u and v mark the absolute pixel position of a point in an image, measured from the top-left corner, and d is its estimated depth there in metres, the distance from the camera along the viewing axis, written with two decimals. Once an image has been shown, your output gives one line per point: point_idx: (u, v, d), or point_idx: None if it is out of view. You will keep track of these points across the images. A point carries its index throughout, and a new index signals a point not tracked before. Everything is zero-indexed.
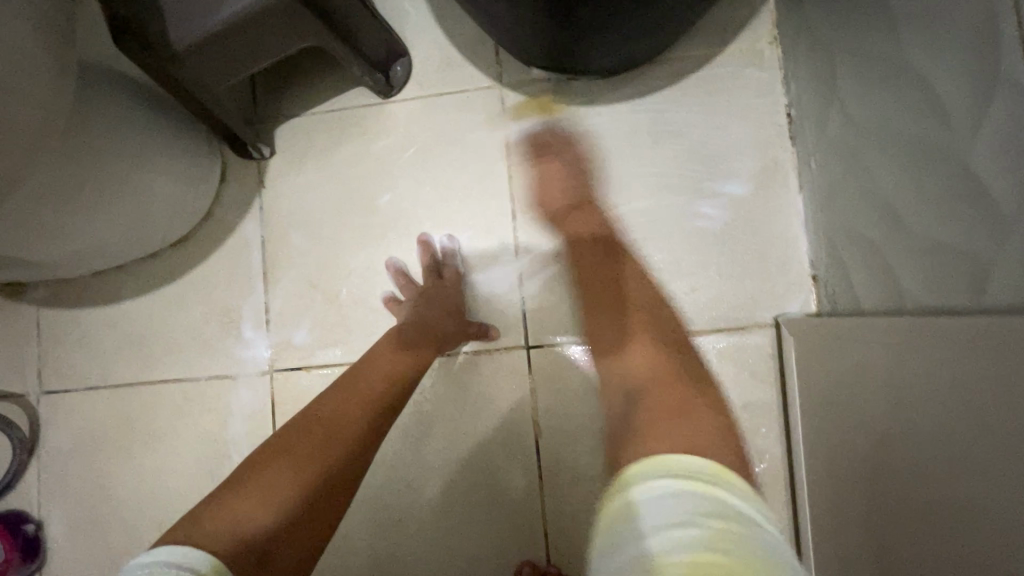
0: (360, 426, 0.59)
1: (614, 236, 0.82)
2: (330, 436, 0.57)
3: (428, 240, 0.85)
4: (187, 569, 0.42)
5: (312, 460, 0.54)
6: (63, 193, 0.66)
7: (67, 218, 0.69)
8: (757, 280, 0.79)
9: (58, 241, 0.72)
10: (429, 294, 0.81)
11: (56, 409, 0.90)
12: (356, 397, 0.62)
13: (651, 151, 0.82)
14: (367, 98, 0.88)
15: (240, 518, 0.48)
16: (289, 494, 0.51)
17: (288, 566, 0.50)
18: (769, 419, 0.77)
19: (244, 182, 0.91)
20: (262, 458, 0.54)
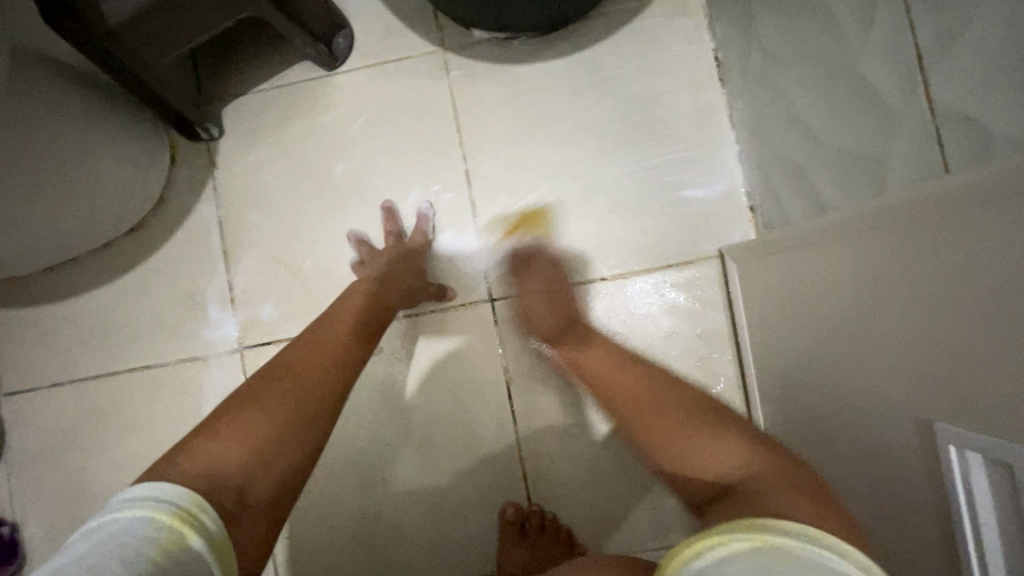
0: (330, 374, 0.59)
1: (566, 186, 0.86)
2: (300, 383, 0.56)
3: (393, 208, 0.86)
4: (165, 504, 0.42)
5: (284, 405, 0.53)
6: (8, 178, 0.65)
7: (17, 206, 0.69)
8: (700, 216, 0.84)
9: (8, 231, 0.71)
10: (390, 255, 0.81)
11: (20, 409, 0.89)
12: (321, 348, 0.61)
13: (593, 103, 0.86)
14: (313, 72, 0.89)
15: (213, 458, 0.47)
16: (262, 435, 0.51)
17: (270, 504, 0.49)
18: (722, 344, 0.83)
19: (195, 165, 0.91)
20: (231, 403, 0.53)
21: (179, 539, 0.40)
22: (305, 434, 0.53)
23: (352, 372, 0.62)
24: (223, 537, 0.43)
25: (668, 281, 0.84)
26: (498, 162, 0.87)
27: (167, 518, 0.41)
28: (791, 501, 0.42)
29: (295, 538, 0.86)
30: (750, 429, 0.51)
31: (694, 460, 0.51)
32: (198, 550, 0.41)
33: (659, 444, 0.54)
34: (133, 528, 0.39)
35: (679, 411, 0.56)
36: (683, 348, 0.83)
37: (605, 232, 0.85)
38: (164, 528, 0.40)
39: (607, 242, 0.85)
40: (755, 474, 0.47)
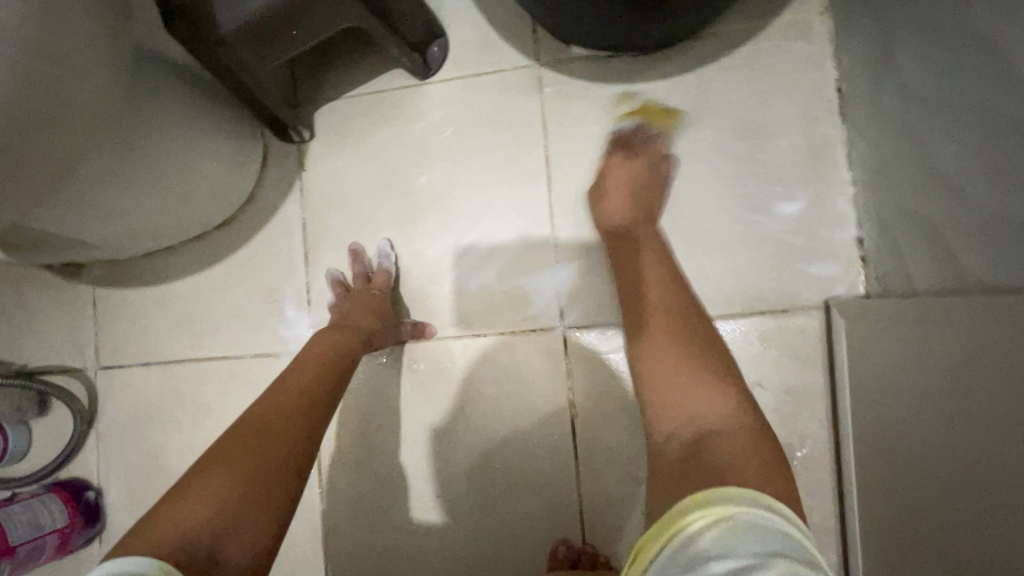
0: (297, 430, 0.62)
1: (653, 215, 0.80)
2: (263, 438, 0.59)
3: (360, 250, 0.87)
4: (133, 574, 0.44)
5: (247, 464, 0.56)
6: (125, 174, 0.68)
7: (118, 200, 0.71)
8: (802, 261, 0.76)
9: (116, 219, 0.75)
10: (353, 302, 0.83)
11: (112, 383, 0.95)
12: (285, 403, 0.64)
13: (693, 129, 0.80)
14: (405, 81, 0.89)
15: (180, 524, 0.50)
16: (228, 495, 0.54)
17: (240, 560, 0.52)
18: (815, 403, 0.75)
19: (284, 165, 0.92)
20: (199, 465, 0.56)
21: None
22: (269, 494, 0.55)
23: (318, 416, 0.65)
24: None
25: (757, 328, 0.77)
26: (582, 184, 0.83)
27: None
28: (738, 465, 0.48)
29: (348, 541, 0.87)
30: (748, 390, 0.57)
31: (692, 405, 0.56)
32: None
33: (671, 394, 0.58)
34: None
35: (676, 349, 0.61)
36: (767, 402, 0.76)
37: (693, 269, 0.79)
38: None
39: (692, 278, 0.79)
40: (743, 433, 0.52)
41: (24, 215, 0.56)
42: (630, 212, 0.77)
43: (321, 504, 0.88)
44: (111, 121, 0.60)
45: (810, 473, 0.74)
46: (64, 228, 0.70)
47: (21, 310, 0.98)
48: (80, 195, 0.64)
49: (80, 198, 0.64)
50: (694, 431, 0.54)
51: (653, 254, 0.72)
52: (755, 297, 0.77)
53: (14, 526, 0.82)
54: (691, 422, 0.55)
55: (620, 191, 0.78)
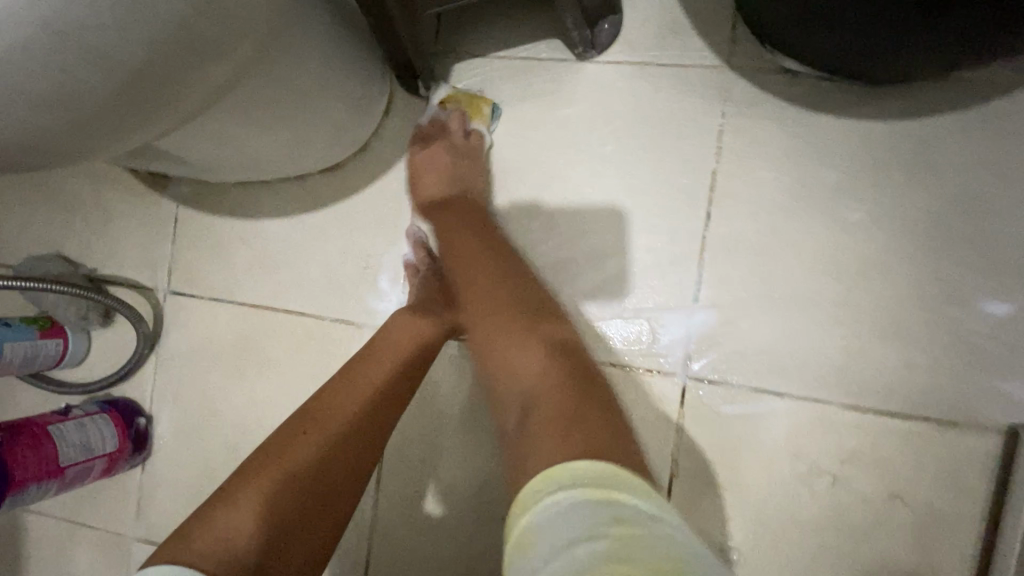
0: (354, 430, 0.58)
1: (823, 275, 0.69)
2: (321, 438, 0.56)
3: None
4: None
5: (301, 469, 0.54)
6: (243, 108, 0.59)
7: (240, 129, 0.62)
8: (992, 375, 0.64)
9: (223, 148, 0.66)
10: (440, 275, 0.76)
11: (180, 311, 0.89)
12: (346, 397, 0.61)
13: (899, 187, 0.67)
14: (561, 54, 0.77)
15: (233, 530, 0.49)
16: (286, 501, 0.52)
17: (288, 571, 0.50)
18: (962, 536, 0.65)
19: (408, 118, 0.82)
20: (252, 462, 0.54)
21: None
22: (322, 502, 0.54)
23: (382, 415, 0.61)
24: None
25: (917, 435, 0.66)
26: (747, 219, 0.71)
27: None
28: (557, 458, 0.47)
29: (395, 538, 0.81)
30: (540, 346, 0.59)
31: (517, 368, 0.57)
32: None
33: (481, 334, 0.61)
34: None
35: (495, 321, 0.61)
36: (906, 521, 0.66)
37: (857, 348, 0.68)
38: None
39: (851, 359, 0.68)
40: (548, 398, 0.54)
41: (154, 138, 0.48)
42: (449, 188, 0.73)
43: (374, 492, 0.82)
44: (263, 50, 0.51)
45: None
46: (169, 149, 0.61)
47: (100, 211, 0.92)
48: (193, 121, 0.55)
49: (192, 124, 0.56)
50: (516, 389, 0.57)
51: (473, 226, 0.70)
52: (922, 398, 0.66)
53: (67, 446, 0.77)
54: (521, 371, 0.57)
55: (443, 162, 0.74)
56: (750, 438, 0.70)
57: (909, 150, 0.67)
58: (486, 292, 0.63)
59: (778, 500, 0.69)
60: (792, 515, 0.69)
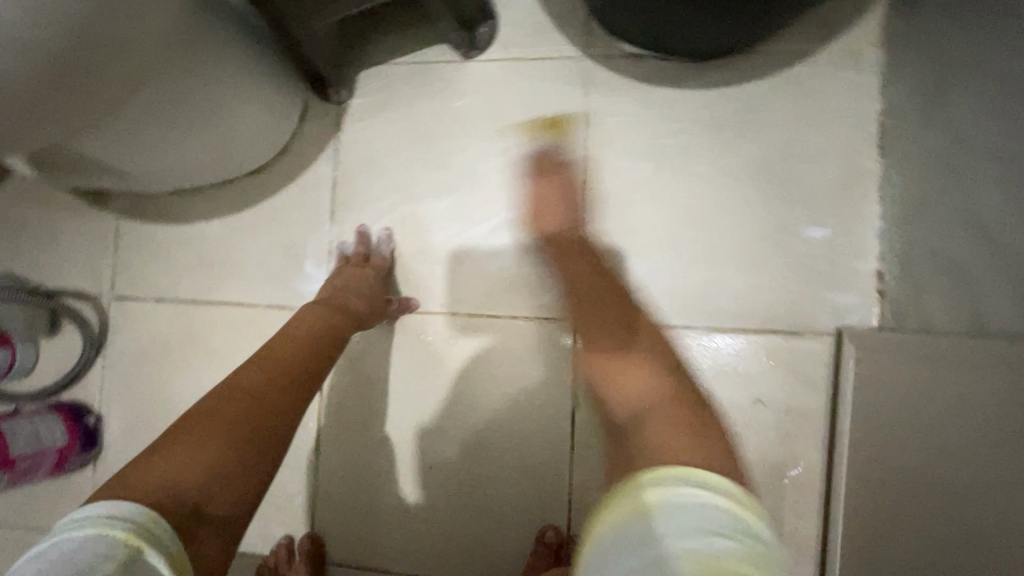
0: (284, 396, 0.61)
1: (679, 222, 0.82)
2: (255, 401, 0.58)
3: (366, 232, 0.88)
4: (120, 522, 0.44)
5: (236, 425, 0.55)
6: (162, 113, 0.69)
7: (163, 135, 0.73)
8: (819, 288, 0.77)
9: (151, 153, 0.75)
10: (347, 275, 0.84)
11: (124, 314, 0.96)
12: (274, 368, 0.63)
13: (731, 141, 0.81)
14: (449, 56, 0.89)
15: (171, 480, 0.49)
16: (222, 456, 0.53)
17: (224, 519, 0.51)
18: (811, 426, 0.76)
19: (322, 122, 0.93)
20: (188, 421, 0.55)
21: (133, 551, 0.43)
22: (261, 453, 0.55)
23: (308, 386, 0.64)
24: (178, 549, 0.46)
25: (766, 346, 0.78)
26: (614, 181, 0.84)
27: (123, 533, 0.43)
28: (675, 439, 0.49)
29: (337, 493, 0.90)
30: (658, 368, 0.57)
31: (624, 379, 0.56)
32: (153, 562, 0.43)
33: (614, 369, 0.58)
34: (85, 545, 0.42)
35: (609, 337, 0.61)
36: (765, 420, 0.78)
37: (713, 279, 0.80)
38: (120, 544, 0.43)
39: (708, 288, 0.80)
40: (659, 402, 0.53)
41: (71, 133, 0.58)
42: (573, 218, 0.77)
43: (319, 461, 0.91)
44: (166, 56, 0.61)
45: (798, 494, 0.76)
46: (100, 155, 0.71)
47: (43, 230, 0.99)
48: (115, 125, 0.65)
49: (116, 126, 0.66)
50: (619, 413, 0.56)
51: (587, 255, 0.73)
52: (768, 315, 0.78)
53: (18, 437, 0.87)
54: (625, 398, 0.56)
55: (553, 189, 0.78)
56: None
57: (733, 111, 0.81)
58: (649, 325, 0.62)
59: None
60: None
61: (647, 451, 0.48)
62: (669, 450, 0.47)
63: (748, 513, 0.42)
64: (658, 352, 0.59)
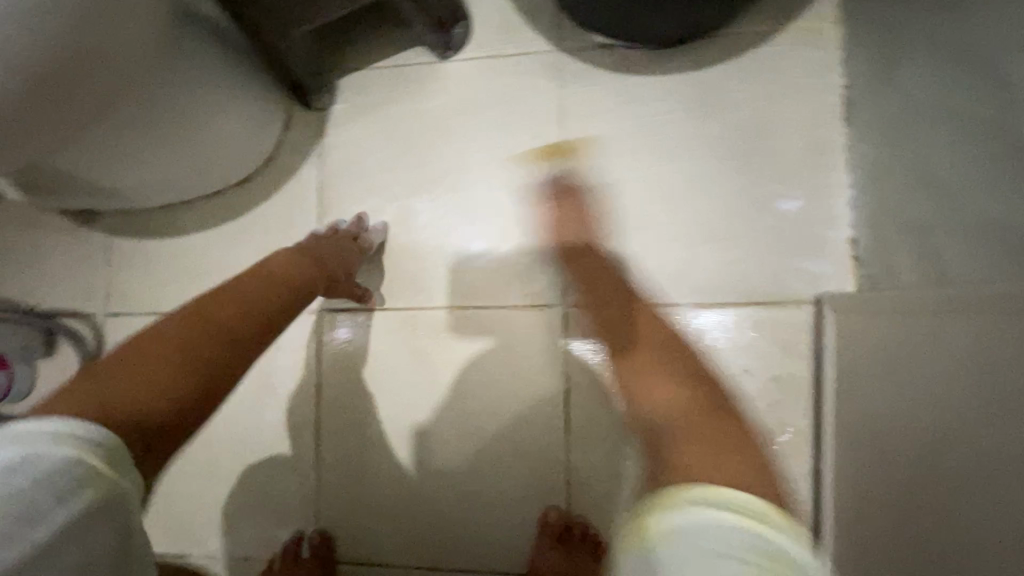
0: (263, 329, 0.55)
1: (657, 203, 0.84)
2: (228, 330, 0.51)
3: (361, 217, 0.87)
4: (87, 442, 0.40)
5: (212, 354, 0.49)
6: (138, 123, 0.70)
7: (141, 145, 0.74)
8: (796, 258, 0.79)
9: (130, 164, 0.76)
10: (329, 242, 0.77)
11: (117, 329, 0.97)
12: (240, 304, 0.54)
13: (702, 123, 0.84)
14: (425, 58, 0.92)
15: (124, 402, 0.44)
16: (175, 384, 0.47)
17: (175, 457, 0.47)
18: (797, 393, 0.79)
19: (304, 129, 0.95)
20: (150, 341, 0.48)
21: (109, 479, 0.40)
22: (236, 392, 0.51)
23: (281, 317, 0.57)
24: (138, 481, 0.43)
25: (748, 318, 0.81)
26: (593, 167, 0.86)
27: (92, 459, 0.40)
28: (717, 459, 0.48)
29: (339, 490, 0.91)
30: (681, 372, 0.58)
31: (652, 397, 0.56)
32: (125, 489, 0.42)
33: (643, 384, 0.58)
34: (53, 464, 0.38)
35: (669, 364, 0.59)
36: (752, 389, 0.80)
37: (693, 257, 0.82)
38: (96, 469, 0.40)
39: (690, 266, 0.82)
40: (685, 415, 0.53)
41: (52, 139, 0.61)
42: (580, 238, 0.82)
43: (313, 456, 0.91)
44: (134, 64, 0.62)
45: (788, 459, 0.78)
46: (76, 166, 0.71)
47: (31, 252, 1.00)
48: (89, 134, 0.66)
49: (91, 136, 0.67)
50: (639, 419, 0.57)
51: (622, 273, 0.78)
52: (749, 288, 0.81)
53: None
54: (641, 405, 0.57)
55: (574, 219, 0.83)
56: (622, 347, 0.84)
57: (702, 94, 0.84)
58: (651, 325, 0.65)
59: None
60: None
61: (684, 462, 0.48)
62: (697, 468, 0.47)
63: (754, 522, 0.41)
64: (709, 375, 0.59)
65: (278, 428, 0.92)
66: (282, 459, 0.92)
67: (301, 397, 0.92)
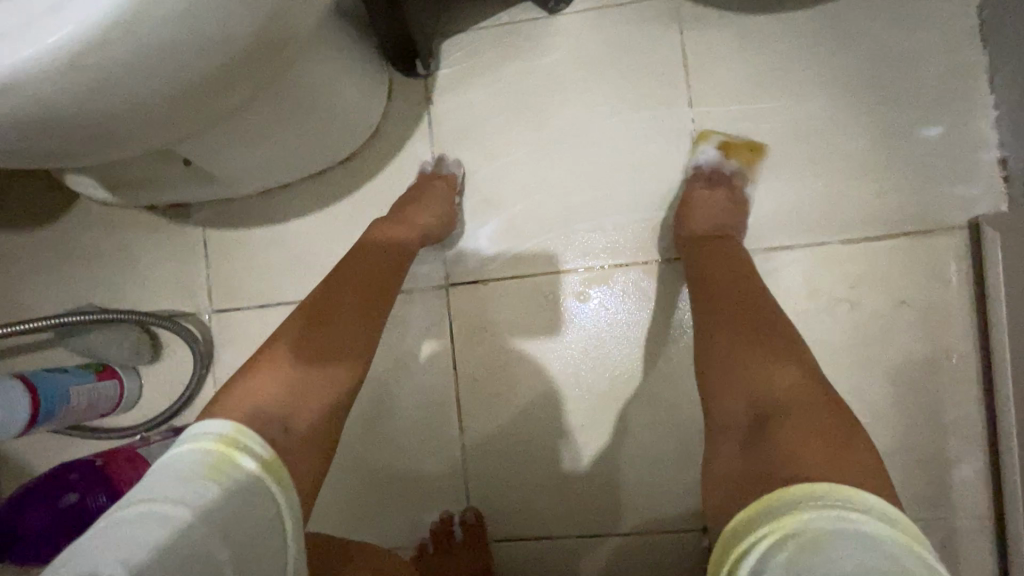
0: (360, 315, 0.61)
1: (795, 141, 0.82)
2: (320, 326, 0.59)
3: (444, 158, 0.88)
4: (210, 434, 0.45)
5: (293, 354, 0.56)
6: (276, 98, 0.65)
7: (273, 121, 0.69)
8: (944, 183, 0.79)
9: (258, 142, 0.71)
10: (420, 194, 0.82)
11: (227, 326, 0.92)
12: (320, 311, 0.60)
13: (834, 57, 0.82)
14: (533, 14, 0.88)
15: (254, 398, 0.51)
16: (297, 383, 0.54)
17: (311, 440, 0.52)
18: (959, 317, 0.78)
19: (410, 98, 0.90)
20: (271, 343, 0.58)
21: (226, 459, 0.44)
22: (330, 374, 0.56)
23: (381, 305, 0.64)
24: (272, 455, 0.47)
25: (904, 248, 0.80)
26: (723, 110, 0.84)
27: (213, 443, 0.45)
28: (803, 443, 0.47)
29: (486, 467, 0.87)
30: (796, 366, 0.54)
31: (749, 384, 0.54)
32: (245, 467, 0.44)
33: (728, 371, 0.56)
34: (183, 457, 0.43)
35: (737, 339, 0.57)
36: (913, 320, 0.79)
37: (839, 192, 0.81)
38: (212, 452, 0.44)
39: (837, 201, 0.81)
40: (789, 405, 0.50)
41: (210, 124, 0.56)
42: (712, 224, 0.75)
43: (456, 435, 0.88)
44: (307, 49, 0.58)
45: (956, 383, 0.78)
46: (203, 144, 0.66)
47: (122, 254, 0.94)
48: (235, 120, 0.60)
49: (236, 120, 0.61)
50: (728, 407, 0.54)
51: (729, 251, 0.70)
52: (901, 217, 0.80)
53: None
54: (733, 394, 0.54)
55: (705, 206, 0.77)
56: (778, 290, 0.82)
57: (831, 27, 0.82)
58: (726, 288, 0.63)
59: (811, 331, 0.81)
60: (827, 342, 0.81)
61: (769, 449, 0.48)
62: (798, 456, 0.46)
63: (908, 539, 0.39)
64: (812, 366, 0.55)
65: (415, 411, 0.89)
66: (421, 441, 0.89)
67: (434, 374, 0.89)
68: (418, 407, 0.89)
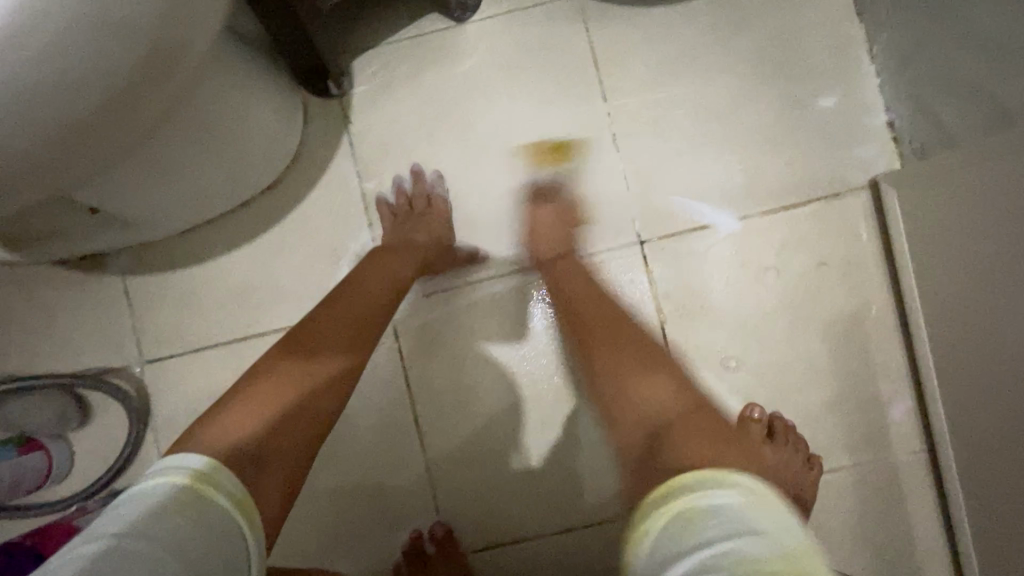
0: (346, 343, 0.61)
1: (705, 122, 0.86)
2: (308, 353, 0.58)
3: (421, 168, 0.87)
4: (184, 469, 0.45)
5: (277, 383, 0.55)
6: (182, 132, 0.63)
7: (180, 158, 0.66)
8: (843, 148, 0.85)
9: (165, 181, 0.68)
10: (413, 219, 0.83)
11: (162, 376, 0.87)
12: (309, 337, 0.59)
13: (730, 40, 0.87)
14: (441, 25, 0.89)
15: (230, 434, 0.49)
16: (280, 424, 0.52)
17: (285, 475, 0.51)
18: (873, 270, 0.84)
19: (329, 119, 0.89)
20: (255, 369, 0.57)
21: (196, 494, 0.43)
22: (311, 405, 0.55)
23: (370, 333, 0.64)
24: (245, 492, 0.46)
25: (817, 211, 0.85)
26: (636, 100, 0.87)
27: (187, 479, 0.44)
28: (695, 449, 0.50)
29: (455, 478, 0.87)
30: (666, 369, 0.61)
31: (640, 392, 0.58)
32: (216, 503, 0.44)
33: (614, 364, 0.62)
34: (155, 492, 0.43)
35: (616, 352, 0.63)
36: (833, 278, 0.85)
37: (751, 166, 0.86)
38: (183, 486, 0.43)
39: (752, 175, 0.86)
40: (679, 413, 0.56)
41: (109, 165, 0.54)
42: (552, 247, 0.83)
43: (420, 450, 0.87)
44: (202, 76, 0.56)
45: (880, 331, 0.84)
46: (108, 190, 0.63)
47: (35, 316, 0.87)
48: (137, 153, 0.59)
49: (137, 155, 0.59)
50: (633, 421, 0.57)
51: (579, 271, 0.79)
52: (810, 184, 0.85)
53: None
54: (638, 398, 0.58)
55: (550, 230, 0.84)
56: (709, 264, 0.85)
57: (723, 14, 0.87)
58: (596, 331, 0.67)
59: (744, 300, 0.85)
60: (759, 308, 0.85)
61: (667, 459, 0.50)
62: (702, 451, 0.49)
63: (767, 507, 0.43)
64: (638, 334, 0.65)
65: (375, 433, 0.87)
66: (384, 462, 0.87)
67: (388, 393, 0.87)
68: (377, 429, 0.87)
